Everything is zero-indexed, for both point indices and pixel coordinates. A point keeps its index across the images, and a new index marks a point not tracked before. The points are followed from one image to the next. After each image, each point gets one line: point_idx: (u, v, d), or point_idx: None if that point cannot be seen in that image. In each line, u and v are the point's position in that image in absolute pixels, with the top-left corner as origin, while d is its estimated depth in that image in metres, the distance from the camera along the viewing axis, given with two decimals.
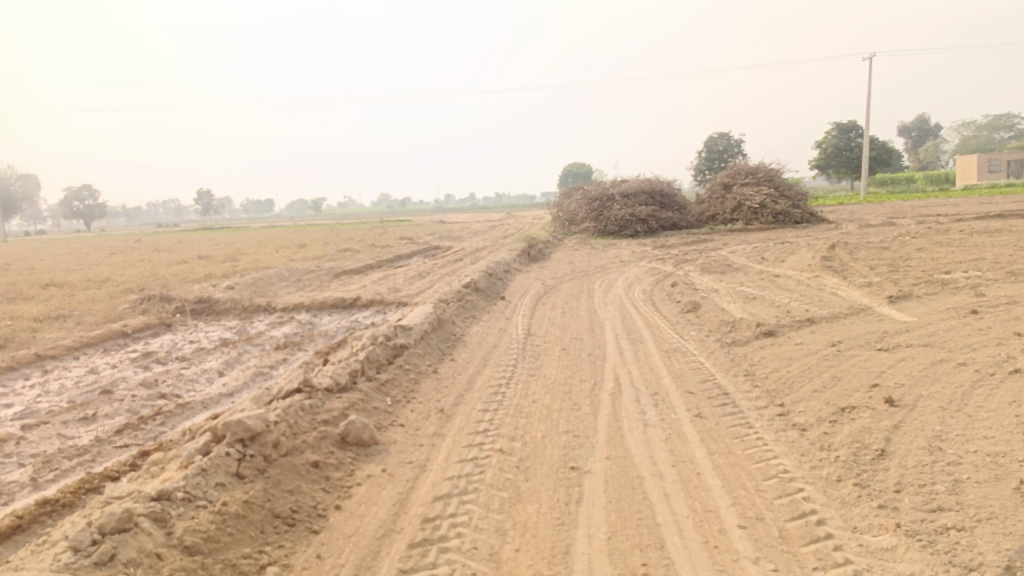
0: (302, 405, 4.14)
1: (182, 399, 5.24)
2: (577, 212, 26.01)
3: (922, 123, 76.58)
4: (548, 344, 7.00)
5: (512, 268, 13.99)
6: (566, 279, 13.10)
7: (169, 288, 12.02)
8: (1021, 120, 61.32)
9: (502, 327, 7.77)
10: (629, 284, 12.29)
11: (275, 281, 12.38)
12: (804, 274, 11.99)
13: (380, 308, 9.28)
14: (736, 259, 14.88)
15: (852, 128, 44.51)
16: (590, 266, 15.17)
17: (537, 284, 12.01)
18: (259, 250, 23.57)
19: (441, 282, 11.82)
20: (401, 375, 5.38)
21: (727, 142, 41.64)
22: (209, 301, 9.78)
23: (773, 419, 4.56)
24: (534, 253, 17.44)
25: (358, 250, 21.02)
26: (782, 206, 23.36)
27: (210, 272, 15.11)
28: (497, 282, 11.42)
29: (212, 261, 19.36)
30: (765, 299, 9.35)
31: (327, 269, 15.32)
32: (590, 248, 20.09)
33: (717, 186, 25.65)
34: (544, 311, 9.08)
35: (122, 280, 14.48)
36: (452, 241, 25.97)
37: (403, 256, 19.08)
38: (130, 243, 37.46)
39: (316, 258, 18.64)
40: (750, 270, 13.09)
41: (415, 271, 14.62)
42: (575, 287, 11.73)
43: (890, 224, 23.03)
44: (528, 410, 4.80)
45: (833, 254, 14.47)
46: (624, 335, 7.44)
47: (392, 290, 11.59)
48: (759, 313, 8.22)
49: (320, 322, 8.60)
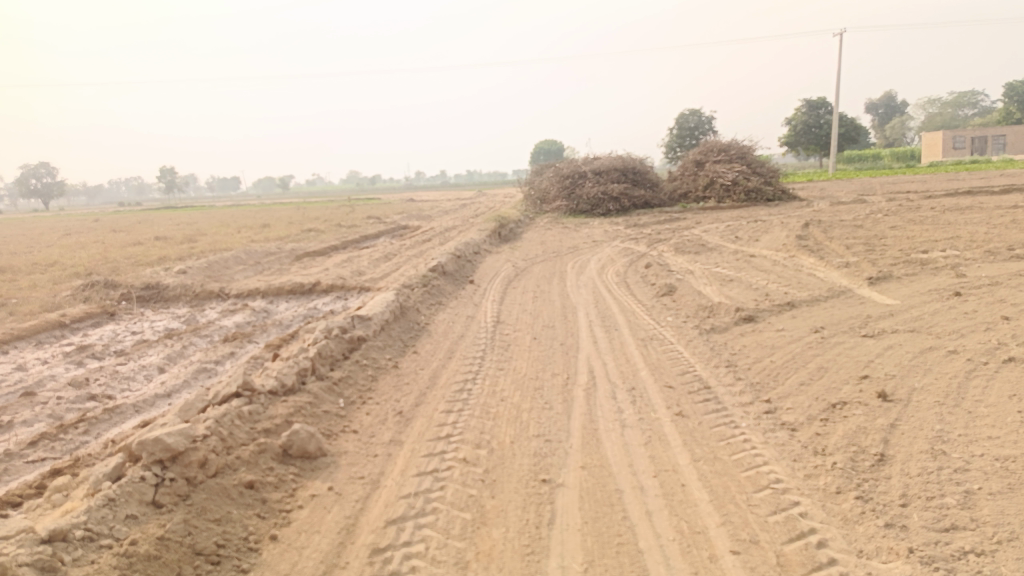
0: (240, 413, 3.68)
1: (112, 403, 4.74)
2: (549, 190, 25.57)
3: (889, 101, 77.23)
4: (518, 333, 6.59)
5: (481, 249, 13.56)
6: (537, 260, 12.71)
7: (119, 273, 11.37)
8: (986, 97, 62.07)
9: (469, 314, 7.33)
10: (602, 265, 11.93)
11: (231, 265, 11.80)
12: (780, 253, 11.72)
13: (342, 293, 8.79)
14: (710, 238, 14.61)
15: (822, 104, 44.56)
16: (563, 246, 14.79)
17: (507, 266, 11.60)
18: (221, 230, 22.82)
19: (407, 264, 11.35)
20: (357, 372, 4.93)
21: (698, 118, 40.99)
22: (158, 287, 9.20)
23: (760, 417, 4.20)
24: (505, 233, 17.03)
25: (323, 230, 20.40)
26: (754, 184, 23.17)
27: (165, 255, 14.43)
28: (465, 264, 10.98)
29: (169, 242, 18.60)
30: (742, 281, 9.04)
31: (289, 251, 14.73)
32: (562, 227, 19.70)
33: (689, 163, 25.39)
34: (515, 296, 8.66)
35: (70, 264, 13.76)
36: (421, 220, 25.42)
37: (370, 237, 18.51)
38: (88, 223, 36.25)
39: (278, 239, 18.01)
40: (725, 249, 12.81)
41: (381, 252, 14.11)
42: (547, 269, 11.35)
43: (862, 201, 22.95)
44: (495, 410, 4.39)
45: (807, 233, 14.26)
46: (598, 322, 7.06)
47: (356, 274, 11.08)
48: (738, 296, 7.89)
49: (277, 310, 8.11)
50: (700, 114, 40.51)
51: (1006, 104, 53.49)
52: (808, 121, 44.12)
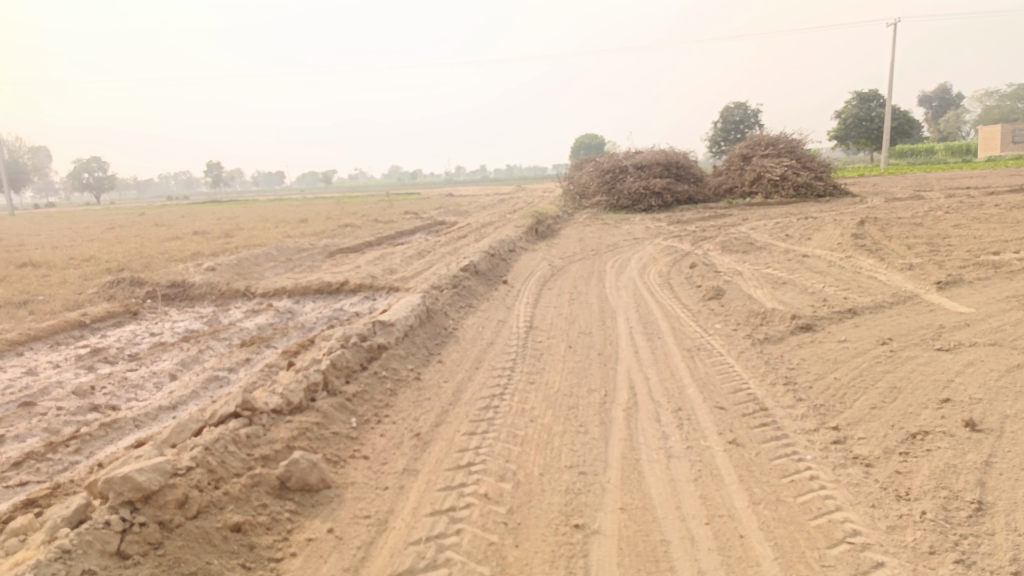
0: (236, 437, 3.28)
1: (113, 415, 4.41)
2: (589, 185, 24.97)
3: (944, 92, 74.37)
4: (553, 340, 6.11)
5: (518, 246, 13.09)
6: (576, 258, 12.20)
7: (150, 269, 11.22)
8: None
9: (501, 318, 6.87)
10: (644, 264, 11.36)
11: (262, 261, 11.54)
12: (834, 254, 11.01)
13: (370, 294, 8.42)
14: (758, 236, 13.90)
15: (874, 96, 42.96)
16: (602, 244, 14.24)
17: (544, 265, 11.12)
18: (258, 225, 22.77)
19: (440, 262, 10.95)
20: (375, 386, 4.51)
21: (744, 112, 39.72)
22: (183, 286, 8.96)
23: (828, 449, 3.65)
24: (542, 230, 16.55)
25: (359, 226, 20.17)
26: (804, 178, 22.24)
27: (199, 251, 14.31)
28: (500, 263, 10.54)
29: (206, 237, 18.54)
30: (796, 284, 8.42)
31: (323, 247, 14.47)
32: (602, 223, 19.12)
33: (735, 158, 24.54)
34: (550, 298, 8.18)
35: (106, 259, 13.70)
36: (458, 216, 25.07)
37: (406, 232, 18.20)
38: (133, 216, 36.90)
39: (314, 235, 17.83)
40: (775, 249, 12.12)
41: (415, 249, 13.76)
42: (586, 268, 10.84)
43: (918, 197, 21.85)
44: (523, 433, 3.92)
45: (863, 231, 13.46)
46: (639, 328, 6.54)
47: (388, 272, 10.72)
48: (793, 302, 7.29)
49: (302, 311, 7.77)
50: (745, 107, 39.35)
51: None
52: (859, 114, 42.57)
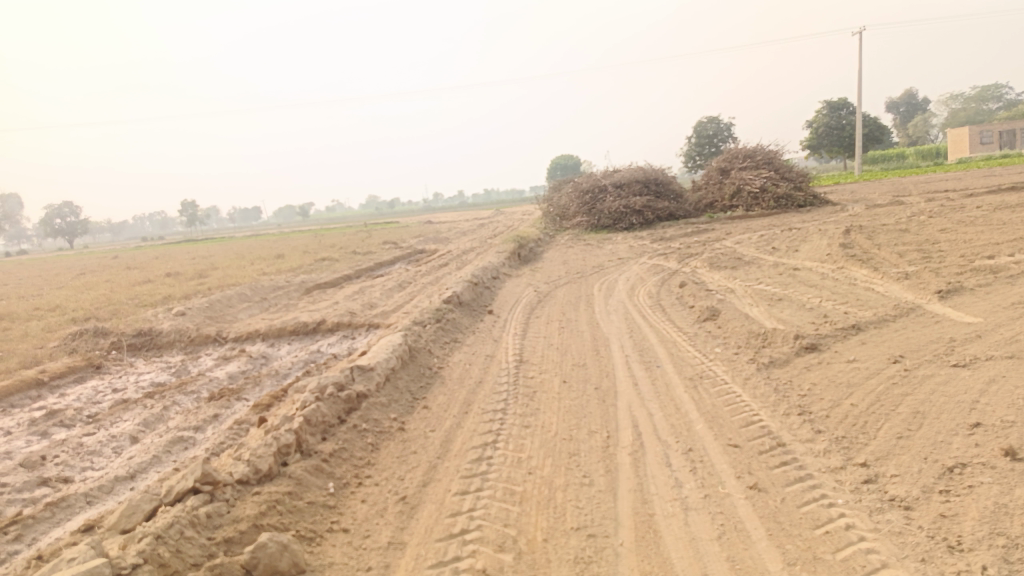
0: (194, 520, 2.87)
1: (64, 491, 3.97)
2: (568, 206, 24.76)
3: (911, 98, 75.60)
4: (545, 375, 5.73)
5: (501, 273, 12.73)
6: (561, 282, 11.86)
7: (118, 317, 10.72)
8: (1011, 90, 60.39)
9: (489, 353, 6.49)
10: (632, 286, 11.03)
11: (235, 303, 11.08)
12: (825, 265, 10.75)
13: (349, 333, 8.00)
14: (744, 250, 13.66)
15: (843, 105, 43.40)
16: (587, 266, 13.93)
17: (529, 291, 10.76)
18: (234, 263, 22.26)
19: (422, 294, 10.56)
20: (355, 441, 4.10)
21: (717, 126, 39.69)
22: (151, 334, 8.49)
23: (860, 491, 3.30)
24: (525, 254, 16.22)
25: (337, 259, 19.74)
26: (784, 189, 22.16)
27: (172, 294, 13.81)
28: (484, 292, 10.17)
29: (180, 279, 18.02)
30: (791, 299, 8.12)
31: (299, 283, 14.03)
32: (584, 244, 18.85)
33: (714, 172, 24.47)
34: (539, 327, 7.81)
35: (74, 308, 13.16)
36: (438, 243, 24.71)
37: (386, 264, 17.79)
38: (105, 260, 36.15)
39: (291, 271, 17.37)
40: (763, 263, 11.86)
41: (395, 281, 13.37)
42: (572, 293, 10.49)
43: (898, 203, 21.81)
44: (522, 489, 3.53)
45: (850, 240, 13.26)
46: (635, 356, 6.18)
47: (368, 308, 10.30)
48: (793, 320, 6.97)
49: (277, 356, 7.34)
50: (717, 121, 39.54)
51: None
52: (831, 123, 42.95)
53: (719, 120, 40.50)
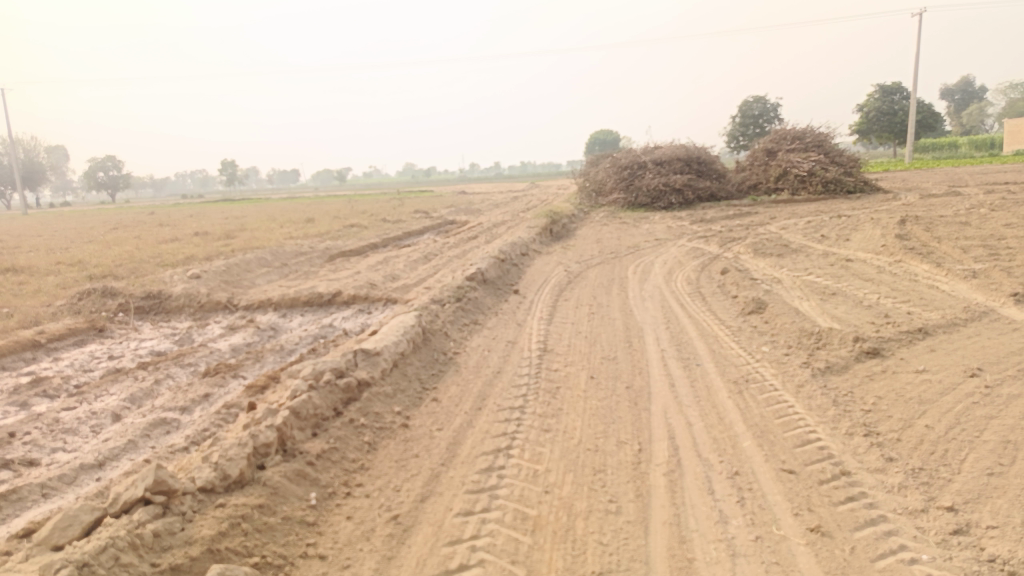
0: (135, 543, 2.38)
1: (22, 478, 3.53)
2: (605, 182, 23.98)
3: (967, 84, 72.63)
4: (571, 367, 5.17)
5: (531, 249, 12.14)
6: (594, 262, 11.26)
7: (133, 277, 10.37)
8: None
9: (511, 338, 5.94)
10: (669, 270, 10.36)
11: (254, 267, 10.67)
12: (880, 257, 9.98)
13: (365, 307, 7.50)
14: (790, 237, 12.88)
15: (897, 89, 41.58)
16: (622, 246, 13.27)
17: (560, 270, 10.17)
18: (262, 225, 21.98)
19: (447, 268, 10.04)
20: (350, 440, 3.58)
21: (763, 107, 38.35)
22: (160, 297, 8.09)
23: (949, 546, 2.69)
24: (557, 230, 15.60)
25: (366, 225, 19.30)
26: (833, 174, 21.12)
27: (193, 255, 13.47)
28: (512, 269, 9.61)
29: (206, 238, 17.75)
30: (846, 293, 7.42)
31: (323, 249, 13.60)
32: (620, 222, 18.14)
33: (760, 153, 23.47)
34: (567, 311, 7.23)
35: (94, 264, 12.89)
36: (470, 214, 24.18)
37: (414, 233, 17.32)
38: (140, 216, 36.35)
39: (317, 235, 16.99)
40: (812, 251, 11.10)
41: (421, 252, 12.87)
42: (605, 275, 9.86)
43: (955, 193, 20.64)
44: (536, 512, 2.98)
45: (906, 231, 12.39)
46: (672, 351, 5.58)
47: (390, 279, 9.81)
48: (850, 318, 6.29)
49: (287, 329, 6.88)
50: (764, 101, 38.15)
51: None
52: (882, 107, 41.20)
53: (765, 100, 39.08)
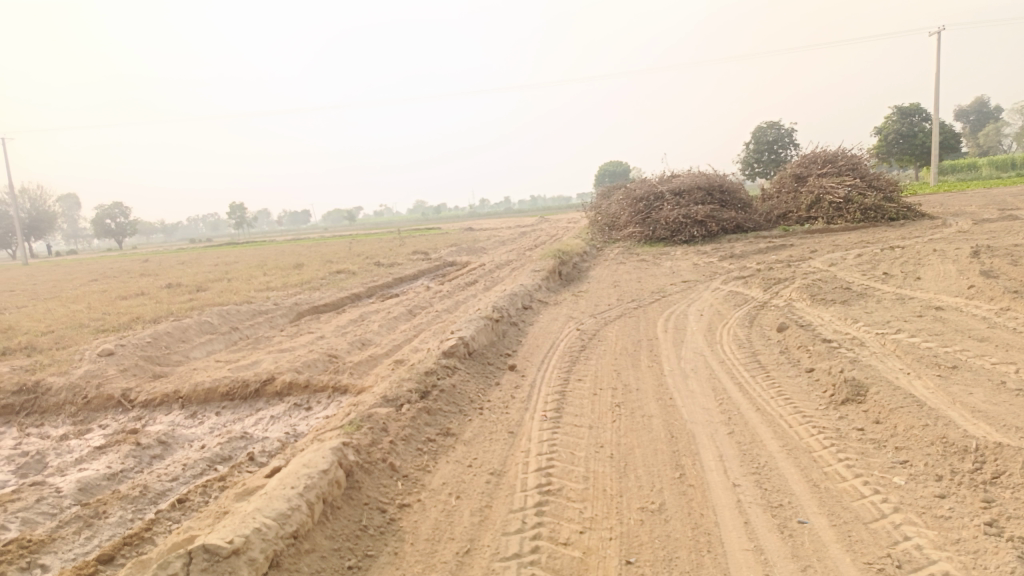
0: None
1: None
2: (619, 216, 22.03)
3: (980, 106, 70.87)
4: (590, 535, 3.09)
5: (537, 300, 10.12)
6: (613, 315, 9.22)
7: (46, 353, 8.41)
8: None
9: (497, 466, 3.89)
10: (709, 325, 8.29)
11: (195, 334, 8.71)
12: (978, 302, 7.92)
13: (304, 401, 5.49)
14: (845, 276, 10.82)
15: (914, 111, 39.65)
16: (645, 291, 11.26)
17: (572, 329, 8.14)
18: (245, 274, 20.09)
19: (430, 332, 8.03)
20: None
21: (777, 133, 36.29)
22: (40, 390, 6.11)
23: None
24: (567, 272, 13.63)
25: (355, 272, 17.37)
26: (872, 200, 19.20)
27: (143, 315, 11.53)
28: (511, 333, 7.61)
29: (174, 292, 15.84)
30: (972, 367, 5.32)
31: (294, 303, 11.62)
32: (638, 260, 16.13)
33: (787, 179, 21.51)
34: (580, 401, 5.19)
35: (24, 331, 10.92)
36: (472, 254, 22.28)
37: (407, 280, 15.38)
38: (130, 264, 34.61)
39: (298, 285, 15.07)
40: (882, 296, 9.06)
41: (408, 305, 10.91)
42: (628, 334, 7.81)
43: (1009, 218, 18.47)
44: None
45: (986, 266, 10.30)
46: (751, 492, 3.50)
47: (358, 349, 7.81)
48: (1005, 416, 4.20)
49: (184, 443, 4.87)
50: (777, 127, 36.20)
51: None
52: (901, 130, 39.12)
53: (780, 125, 37.10)
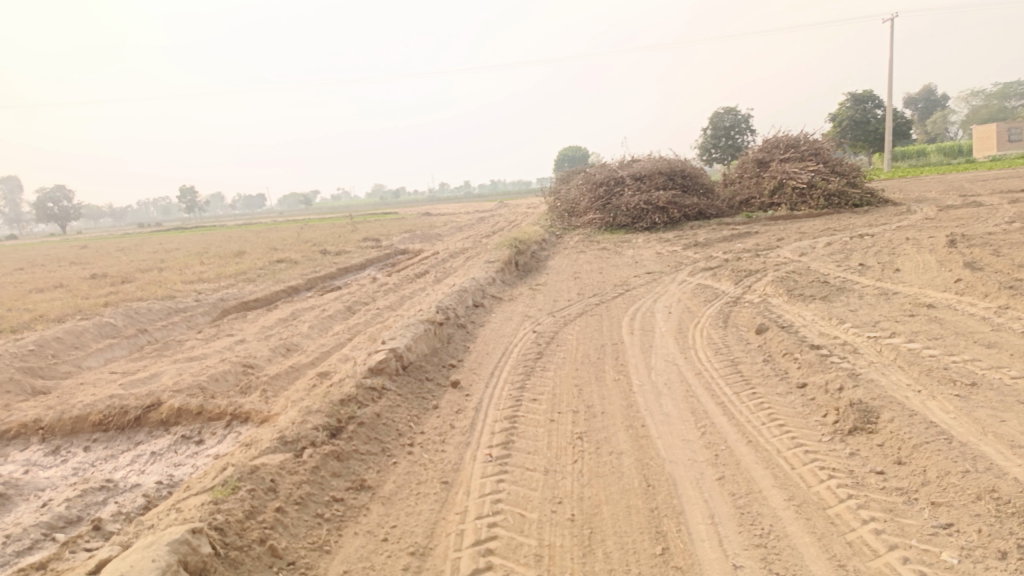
0: None
1: None
2: (579, 201, 21.16)
3: (931, 93, 71.82)
4: None
5: (488, 295, 9.15)
6: (573, 312, 8.32)
7: None
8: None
9: (421, 539, 2.93)
10: (679, 324, 7.42)
11: (92, 338, 7.54)
12: (970, 298, 7.21)
13: (194, 435, 4.46)
14: (819, 268, 10.09)
15: (869, 96, 39.56)
16: (607, 284, 10.38)
17: (527, 331, 7.19)
18: (179, 263, 18.66)
19: (364, 336, 7.01)
20: None
21: (734, 118, 35.75)
22: None
23: None
24: (524, 263, 12.70)
25: (296, 261, 16.17)
26: (836, 185, 18.70)
27: (47, 313, 10.21)
28: (456, 338, 6.63)
29: (93, 284, 14.44)
30: (992, 382, 4.51)
31: (219, 298, 10.43)
32: (598, 249, 15.26)
33: (750, 164, 20.88)
34: (534, 430, 4.25)
35: None
36: (425, 241, 21.18)
37: (351, 271, 14.27)
38: (62, 251, 32.50)
39: (232, 277, 13.84)
40: (864, 290, 8.33)
41: (347, 300, 9.86)
42: (590, 336, 6.91)
43: (974, 204, 18.11)
44: None
45: (966, 257, 9.68)
46: None
47: (279, 359, 6.75)
48: None
49: (28, 495, 3.80)
50: (735, 112, 35.64)
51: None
52: (856, 116, 39.00)
53: (738, 110, 36.56)
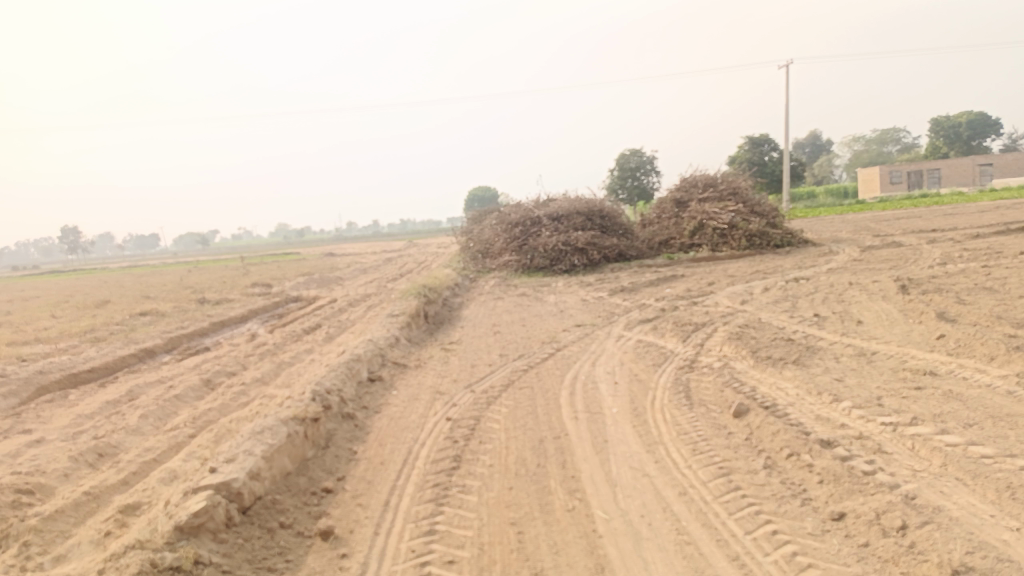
0: None
1: None
2: (492, 242, 19.65)
3: (817, 138, 75.47)
4: None
5: (389, 362, 7.32)
6: (496, 383, 6.60)
7: None
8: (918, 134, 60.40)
9: None
10: (632, 401, 5.84)
11: None
12: (973, 363, 5.99)
13: None
14: (772, 320, 8.82)
15: (766, 140, 40.42)
16: (533, 340, 8.75)
17: (438, 417, 5.42)
18: (22, 316, 15.74)
19: (210, 434, 5.05)
20: None
21: (638, 159, 35.55)
22: None
23: None
24: (433, 314, 10.94)
25: (165, 313, 13.74)
26: (757, 226, 18.00)
27: None
28: (337, 437, 4.79)
29: None
30: None
31: (39, 369, 8.09)
32: (517, 295, 13.68)
33: (668, 204, 19.95)
34: None
35: None
36: (323, 286, 19.02)
37: (229, 326, 12.06)
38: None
39: (76, 336, 11.36)
40: (839, 350, 7.04)
41: (210, 370, 7.78)
42: (522, 423, 5.22)
43: (894, 244, 17.77)
44: None
45: (929, 307, 8.64)
46: None
47: (81, 477, 4.68)
48: None
49: None
50: (640, 153, 35.39)
51: (933, 139, 50.96)
52: (754, 159, 39.68)
53: (642, 151, 36.36)
